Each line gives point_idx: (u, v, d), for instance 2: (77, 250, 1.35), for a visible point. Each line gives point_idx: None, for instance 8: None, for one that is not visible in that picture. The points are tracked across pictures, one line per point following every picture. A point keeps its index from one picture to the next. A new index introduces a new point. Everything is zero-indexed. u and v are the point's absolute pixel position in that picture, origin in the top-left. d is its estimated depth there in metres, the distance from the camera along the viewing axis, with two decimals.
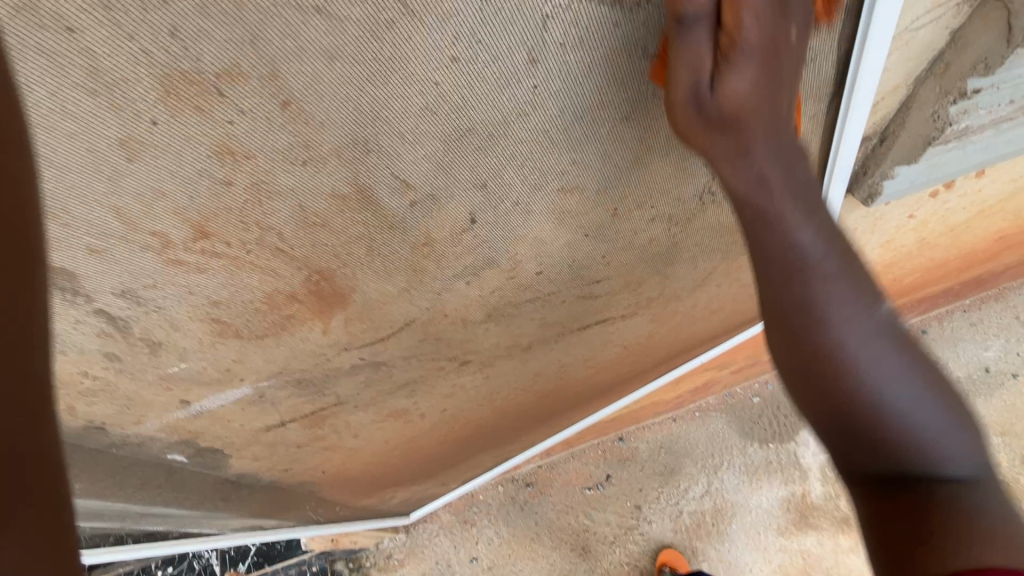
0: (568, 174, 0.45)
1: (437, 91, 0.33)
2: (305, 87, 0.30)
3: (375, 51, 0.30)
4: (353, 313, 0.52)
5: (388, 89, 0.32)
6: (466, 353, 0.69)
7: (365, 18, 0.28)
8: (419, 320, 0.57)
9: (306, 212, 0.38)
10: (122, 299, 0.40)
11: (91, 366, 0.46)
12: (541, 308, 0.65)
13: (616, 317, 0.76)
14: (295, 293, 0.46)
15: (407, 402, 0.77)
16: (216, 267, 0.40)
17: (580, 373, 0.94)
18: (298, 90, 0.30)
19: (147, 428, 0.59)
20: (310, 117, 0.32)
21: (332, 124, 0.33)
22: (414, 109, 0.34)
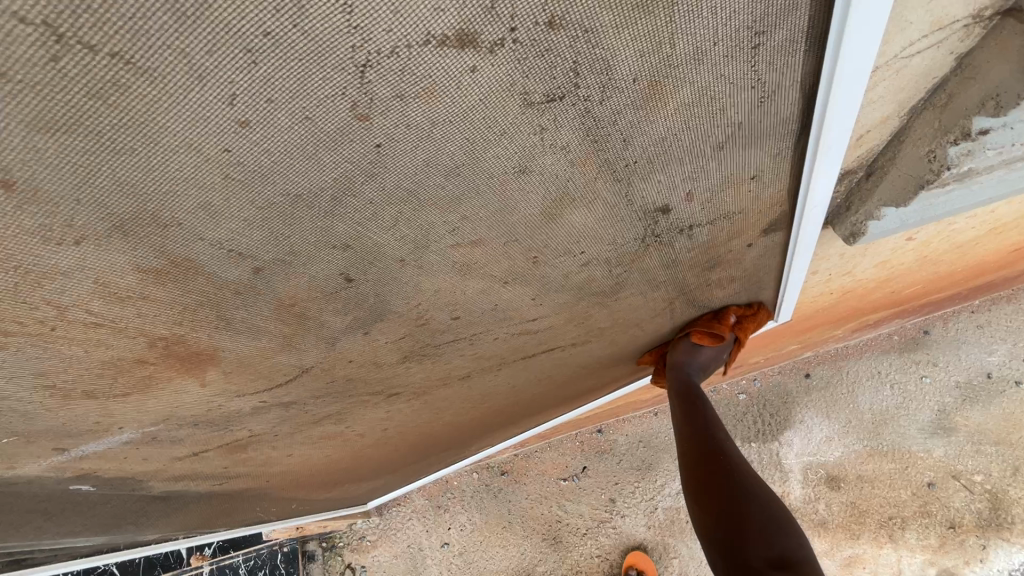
0: (461, 230, 0.36)
1: (231, 158, 0.25)
2: (25, 163, 0.22)
3: (113, 118, 0.22)
4: (231, 368, 0.45)
5: (158, 160, 0.24)
6: (391, 387, 0.63)
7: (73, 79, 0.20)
8: (320, 366, 0.51)
9: (111, 288, 0.31)
10: None
11: None
12: (470, 346, 0.58)
13: (565, 346, 0.69)
14: (143, 357, 0.39)
15: (337, 427, 0.72)
16: (17, 344, 0.33)
17: (537, 390, 0.88)
18: (17, 167, 0.22)
19: (26, 472, 0.54)
20: (52, 195, 0.24)
21: (91, 201, 0.25)
22: (207, 179, 0.26)
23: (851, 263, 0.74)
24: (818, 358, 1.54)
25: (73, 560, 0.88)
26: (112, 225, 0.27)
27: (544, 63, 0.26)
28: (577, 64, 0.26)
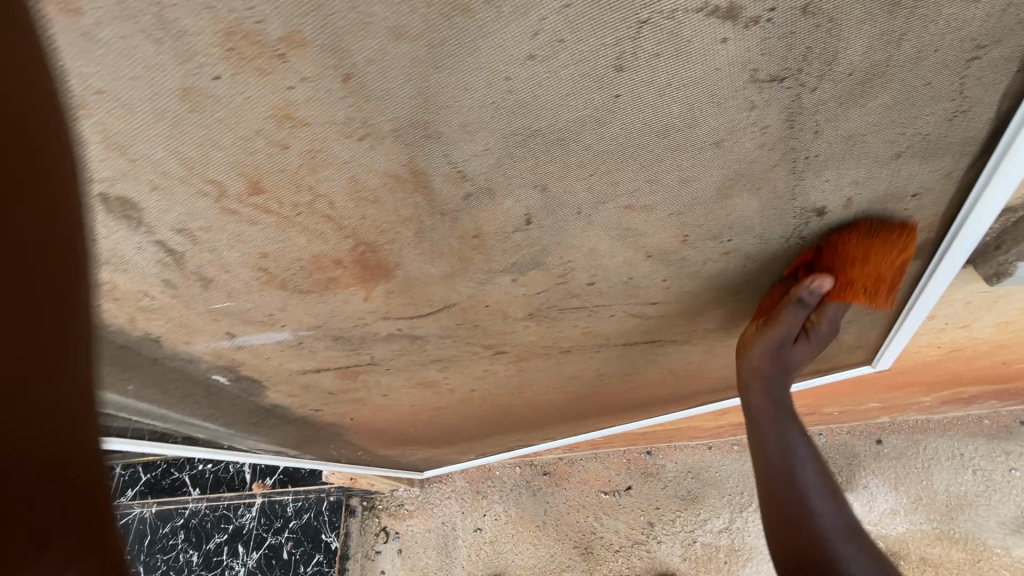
0: (640, 192, 0.41)
1: (508, 86, 0.31)
2: (366, 64, 0.29)
3: (445, 37, 0.28)
4: (396, 286, 0.52)
5: (454, 78, 0.30)
6: (501, 344, 0.68)
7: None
8: (459, 305, 0.57)
9: (358, 186, 0.38)
10: (179, 236, 0.42)
11: (149, 287, 0.49)
12: (587, 317, 0.62)
13: (664, 340, 0.72)
14: (341, 258, 0.46)
15: (437, 375, 0.78)
16: (268, 223, 0.41)
17: (617, 386, 0.91)
18: (359, 66, 0.29)
19: (195, 351, 0.63)
20: (367, 94, 0.30)
21: (391, 105, 0.31)
22: (480, 102, 0.31)
23: (972, 316, 0.73)
24: (897, 426, 1.47)
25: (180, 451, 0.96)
26: (392, 128, 0.33)
27: (786, 44, 0.30)
28: (810, 49, 0.30)
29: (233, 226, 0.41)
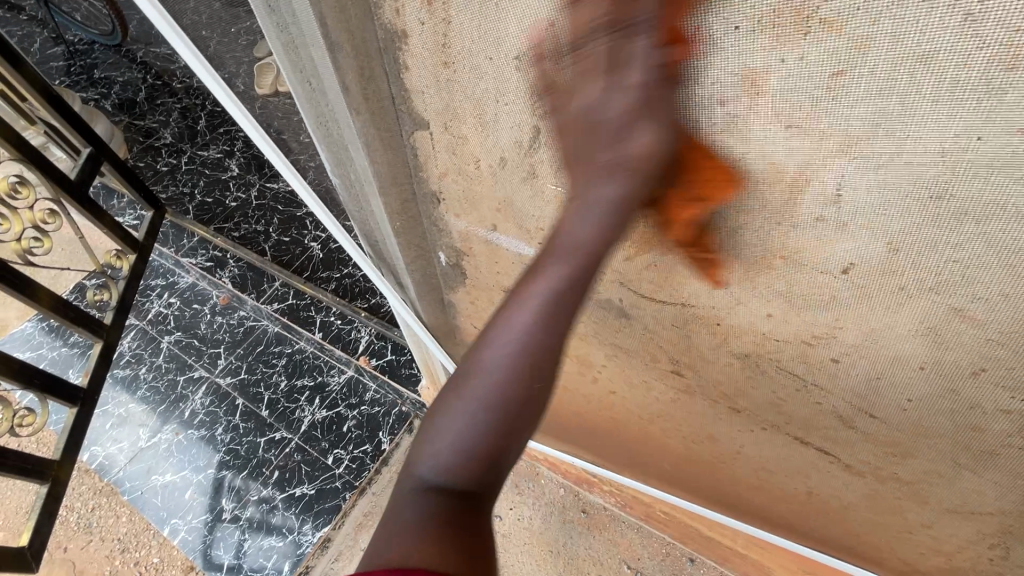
0: (988, 302, 0.40)
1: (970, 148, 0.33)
2: (872, 69, 0.33)
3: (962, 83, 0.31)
4: (662, 262, 0.55)
5: (930, 116, 0.33)
6: (687, 366, 0.69)
7: (989, 52, 0.30)
8: (694, 308, 0.59)
9: (737, 164, 0.42)
10: (556, 131, 0.49)
11: (485, 159, 0.58)
12: (792, 390, 0.61)
13: (838, 458, 0.68)
14: (651, 215, 0.51)
15: (601, 360, 0.81)
16: None
17: (740, 473, 0.87)
18: (862, 68, 0.33)
19: (453, 224, 0.72)
20: (843, 93, 0.35)
21: (852, 112, 0.35)
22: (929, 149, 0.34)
23: None
24: None
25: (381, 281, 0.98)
26: (822, 130, 0.37)
27: None
28: None
29: None
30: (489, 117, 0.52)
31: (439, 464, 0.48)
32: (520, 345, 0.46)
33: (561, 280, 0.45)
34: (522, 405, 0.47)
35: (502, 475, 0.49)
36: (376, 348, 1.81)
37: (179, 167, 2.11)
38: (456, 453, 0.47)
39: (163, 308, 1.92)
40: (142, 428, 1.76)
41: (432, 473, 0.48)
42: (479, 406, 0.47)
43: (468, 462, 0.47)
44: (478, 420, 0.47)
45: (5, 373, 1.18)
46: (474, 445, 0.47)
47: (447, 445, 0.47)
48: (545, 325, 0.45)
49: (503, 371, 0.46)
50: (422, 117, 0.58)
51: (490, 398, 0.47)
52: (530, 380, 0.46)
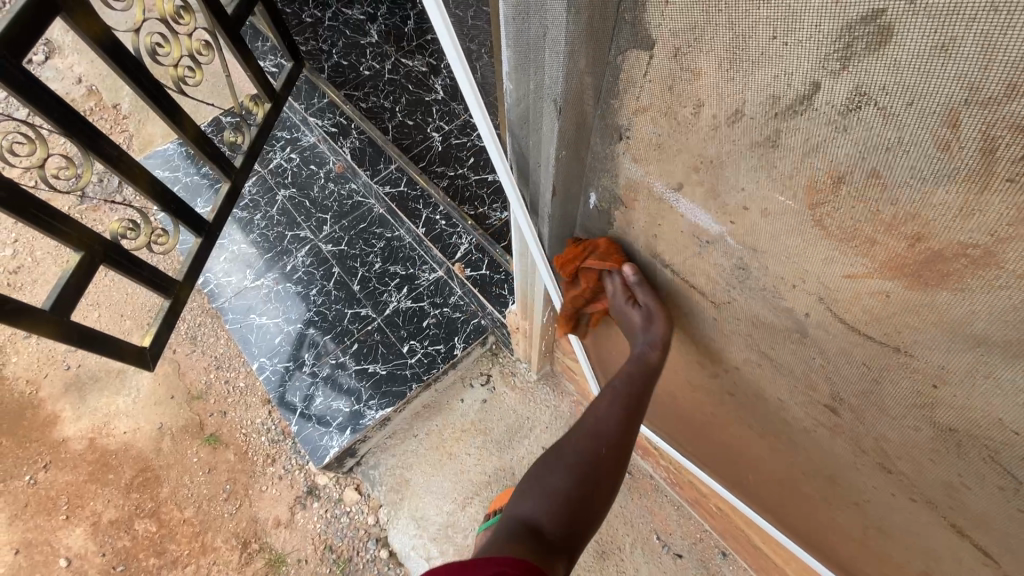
0: None
1: None
2: None
3: None
4: (902, 295, 0.43)
5: None
6: (850, 407, 0.58)
7: None
8: (908, 359, 0.47)
9: None
10: (845, 95, 0.36)
11: (710, 105, 0.45)
12: (987, 483, 0.49)
13: (998, 564, 0.57)
14: (926, 238, 0.38)
15: (735, 360, 0.71)
16: (956, 158, 0.33)
17: (843, 519, 0.78)
18: None
19: (625, 170, 0.61)
20: None
21: None
22: None
23: None
24: None
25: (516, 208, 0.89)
26: None
27: None
28: None
29: (919, 137, 0.34)
30: (748, 53, 0.39)
31: (530, 509, 0.64)
32: (576, 460, 0.69)
33: (614, 420, 0.72)
34: (580, 489, 0.66)
35: (583, 524, 0.64)
36: (472, 258, 1.75)
37: (323, 22, 2.07)
38: (546, 497, 0.65)
39: (284, 161, 1.98)
40: (249, 269, 1.90)
41: (522, 516, 0.64)
42: (559, 475, 0.67)
43: (554, 511, 0.64)
44: (551, 482, 0.66)
45: (148, 192, 1.26)
46: (556, 493, 0.65)
47: (533, 496, 0.66)
48: (593, 445, 0.70)
49: (557, 484, 0.66)
50: (650, 33, 0.45)
51: (574, 459, 0.69)
52: (597, 472, 0.68)
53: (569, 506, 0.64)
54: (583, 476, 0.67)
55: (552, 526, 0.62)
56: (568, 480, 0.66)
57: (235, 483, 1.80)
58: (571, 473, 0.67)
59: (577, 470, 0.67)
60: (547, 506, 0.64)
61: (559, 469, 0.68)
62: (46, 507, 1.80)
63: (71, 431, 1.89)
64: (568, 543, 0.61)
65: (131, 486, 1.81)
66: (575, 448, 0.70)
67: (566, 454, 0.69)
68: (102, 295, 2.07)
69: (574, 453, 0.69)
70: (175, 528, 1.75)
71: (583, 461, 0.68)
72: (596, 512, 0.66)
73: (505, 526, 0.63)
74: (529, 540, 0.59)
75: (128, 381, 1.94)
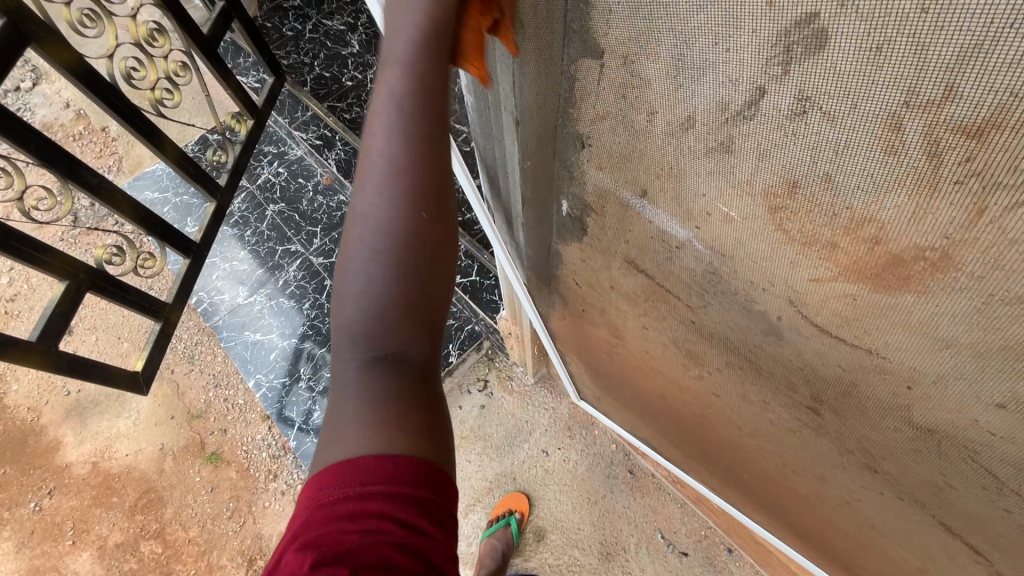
0: None
1: None
2: None
3: None
4: (868, 299, 0.42)
5: None
6: (831, 408, 0.57)
7: None
8: (880, 361, 0.46)
9: None
10: (790, 102, 0.35)
11: (663, 113, 0.44)
12: (970, 484, 0.48)
13: (990, 562, 0.56)
14: (884, 242, 0.37)
15: (717, 364, 0.70)
16: (902, 162, 0.32)
17: (837, 517, 0.77)
18: None
19: (591, 177, 0.60)
20: None
21: None
22: None
23: None
24: None
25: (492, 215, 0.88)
26: None
27: None
28: None
29: (865, 140, 0.33)
30: (693, 61, 0.38)
31: (360, 339, 0.49)
32: (380, 229, 0.48)
33: (404, 202, 0.48)
34: (407, 281, 0.49)
35: (426, 331, 0.51)
36: (463, 265, 1.79)
37: (303, 34, 2.06)
38: (367, 309, 0.49)
39: (272, 176, 1.98)
40: (242, 285, 1.90)
41: (359, 353, 0.49)
42: (374, 281, 0.49)
43: (396, 333, 0.49)
44: (374, 297, 0.49)
45: (132, 218, 1.26)
46: (381, 300, 0.49)
47: (353, 309, 0.49)
48: (404, 210, 0.48)
49: (366, 290, 0.49)
50: (598, 42, 0.45)
51: (385, 254, 0.48)
52: (417, 252, 0.49)
53: (408, 320, 0.49)
54: (409, 263, 0.49)
55: (403, 353, 0.49)
56: (393, 291, 0.48)
57: (239, 500, 1.80)
58: (397, 278, 0.48)
59: (402, 259, 0.48)
60: (389, 326, 0.49)
61: (372, 271, 0.49)
62: (52, 533, 1.81)
63: (73, 457, 1.90)
64: (416, 348, 0.50)
65: (135, 508, 1.81)
66: (382, 239, 0.48)
67: (376, 249, 0.48)
68: (98, 319, 2.08)
69: (385, 241, 0.48)
70: (181, 548, 1.76)
71: (399, 248, 0.48)
72: (432, 282, 0.50)
73: (355, 364, 0.49)
74: (382, 396, 0.47)
75: (128, 404, 1.95)
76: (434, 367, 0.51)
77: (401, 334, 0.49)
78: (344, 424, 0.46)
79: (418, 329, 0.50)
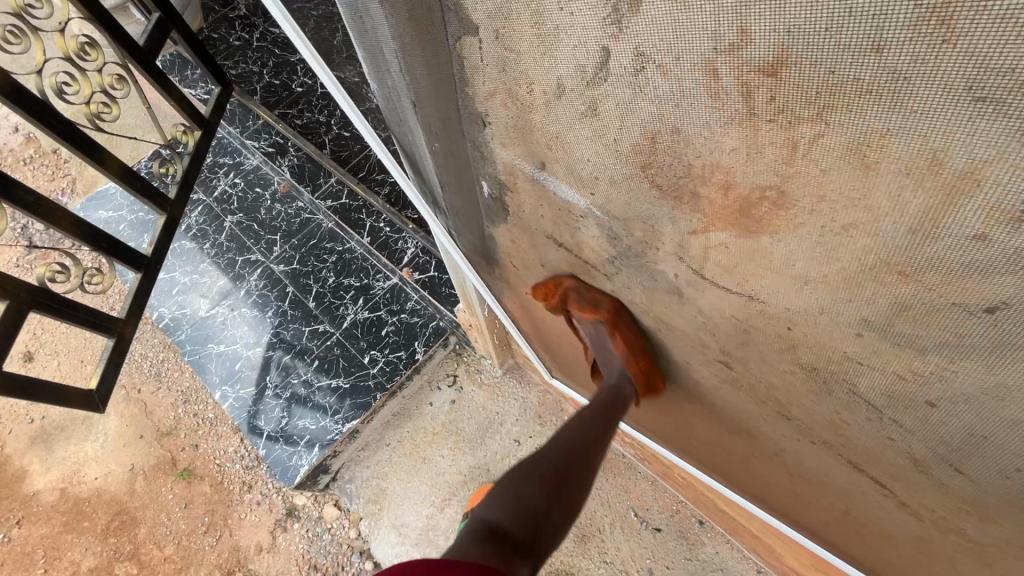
0: None
1: None
2: None
3: None
4: (737, 245, 0.44)
5: None
6: (739, 360, 0.59)
7: None
8: (763, 306, 0.48)
9: (870, 140, 0.29)
10: (630, 60, 0.37)
11: (538, 82, 0.46)
12: (861, 418, 0.51)
13: (895, 494, 0.58)
14: (734, 186, 0.39)
15: (643, 330, 0.73)
16: (727, 104, 0.34)
17: (773, 470, 0.80)
18: None
19: (498, 155, 0.62)
20: None
21: None
22: None
23: None
24: None
25: (422, 203, 0.89)
26: None
27: None
28: None
29: (694, 89, 0.35)
30: (548, 28, 0.40)
31: (491, 507, 0.66)
32: (548, 455, 0.73)
33: (570, 448, 0.75)
34: (545, 489, 0.69)
35: (544, 536, 0.66)
36: (420, 261, 1.82)
37: (250, 43, 2.05)
38: (512, 501, 0.67)
39: (228, 187, 1.96)
40: (204, 298, 1.88)
41: (484, 514, 0.65)
42: (524, 474, 0.71)
43: (519, 513, 0.65)
44: (519, 486, 0.69)
45: (75, 234, 1.24)
46: (521, 494, 0.68)
47: (496, 499, 0.68)
48: (564, 453, 0.74)
49: (524, 487, 0.69)
50: (471, 19, 0.46)
51: (546, 454, 0.73)
52: (565, 477, 0.71)
53: (531, 512, 0.66)
54: (556, 474, 0.71)
55: (514, 531, 0.63)
56: (539, 487, 0.69)
57: (214, 514, 1.78)
58: (546, 479, 0.70)
59: (552, 473, 0.71)
60: (512, 508, 0.66)
61: (525, 470, 0.71)
62: (23, 563, 1.77)
63: (41, 484, 1.86)
64: (522, 530, 0.64)
65: (107, 531, 1.79)
66: (546, 452, 0.74)
67: (533, 469, 0.71)
68: (60, 343, 2.04)
69: (554, 447, 0.75)
70: (157, 568, 1.74)
71: (554, 461, 0.72)
72: (563, 497, 0.70)
73: (470, 525, 0.64)
74: (489, 538, 0.61)
75: (95, 427, 1.92)
76: (530, 561, 0.63)
77: (524, 511, 0.65)
78: (461, 545, 0.59)
79: (532, 514, 0.66)
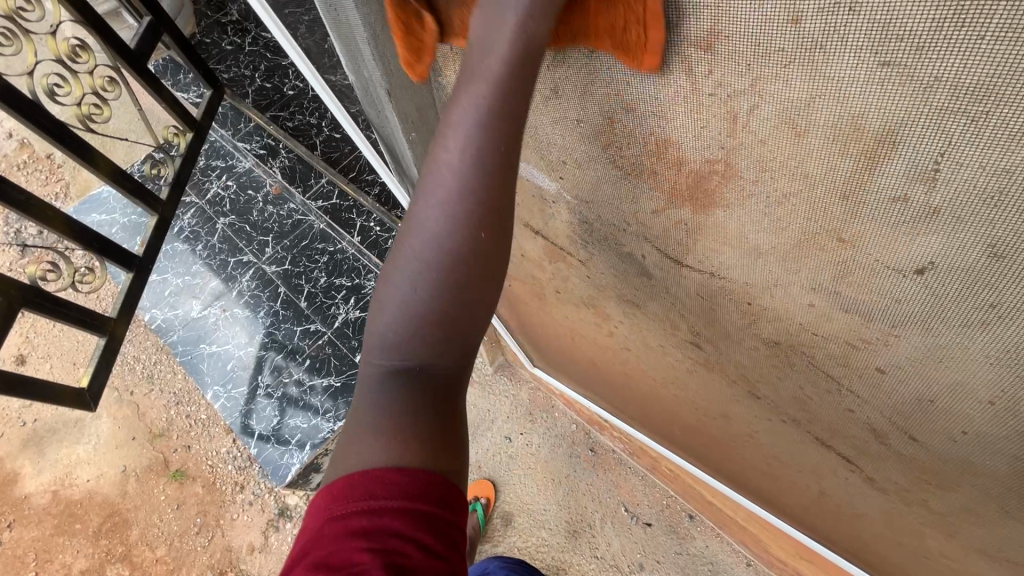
0: None
1: None
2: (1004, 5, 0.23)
3: None
4: (693, 221, 0.46)
5: None
6: (708, 339, 0.61)
7: None
8: (724, 282, 0.50)
9: (798, 110, 0.32)
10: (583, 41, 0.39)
11: None
12: (823, 391, 0.52)
13: (861, 469, 0.60)
14: (686, 162, 0.41)
15: (619, 316, 0.74)
16: (671, 83, 0.36)
17: (750, 454, 0.81)
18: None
19: None
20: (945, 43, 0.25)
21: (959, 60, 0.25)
22: None
23: None
24: None
25: (405, 196, 0.92)
26: (936, 76, 0.26)
27: None
28: None
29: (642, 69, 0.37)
30: None
31: (382, 349, 0.42)
32: (427, 225, 0.39)
33: (457, 206, 0.39)
34: (459, 292, 0.40)
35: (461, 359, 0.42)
36: None
37: (243, 48, 2.08)
38: (400, 320, 0.41)
39: (220, 190, 1.97)
40: (196, 299, 1.89)
41: (375, 361, 0.42)
42: (407, 294, 0.41)
43: (424, 338, 0.40)
44: (404, 304, 0.40)
45: (66, 233, 1.26)
46: (414, 307, 0.40)
47: (377, 333, 0.42)
48: (449, 219, 0.39)
49: (410, 296, 0.40)
50: None
51: (424, 253, 0.40)
52: (471, 256, 0.39)
53: (445, 339, 0.41)
54: (446, 246, 0.39)
55: (420, 370, 0.41)
56: (433, 292, 0.40)
57: (206, 515, 1.79)
58: (442, 272, 0.40)
59: (443, 254, 0.39)
60: (407, 347, 0.41)
61: (405, 277, 0.40)
62: (14, 566, 1.77)
63: (33, 487, 1.86)
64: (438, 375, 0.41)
65: (99, 533, 1.79)
66: (425, 205, 0.40)
67: (412, 243, 0.40)
68: (53, 346, 2.05)
69: (420, 191, 0.39)
70: (149, 569, 1.74)
71: (431, 219, 0.39)
72: (465, 280, 0.40)
73: (363, 385, 0.42)
74: (390, 399, 0.39)
75: (87, 429, 1.92)
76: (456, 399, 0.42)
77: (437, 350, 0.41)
78: (363, 423, 0.39)
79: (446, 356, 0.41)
